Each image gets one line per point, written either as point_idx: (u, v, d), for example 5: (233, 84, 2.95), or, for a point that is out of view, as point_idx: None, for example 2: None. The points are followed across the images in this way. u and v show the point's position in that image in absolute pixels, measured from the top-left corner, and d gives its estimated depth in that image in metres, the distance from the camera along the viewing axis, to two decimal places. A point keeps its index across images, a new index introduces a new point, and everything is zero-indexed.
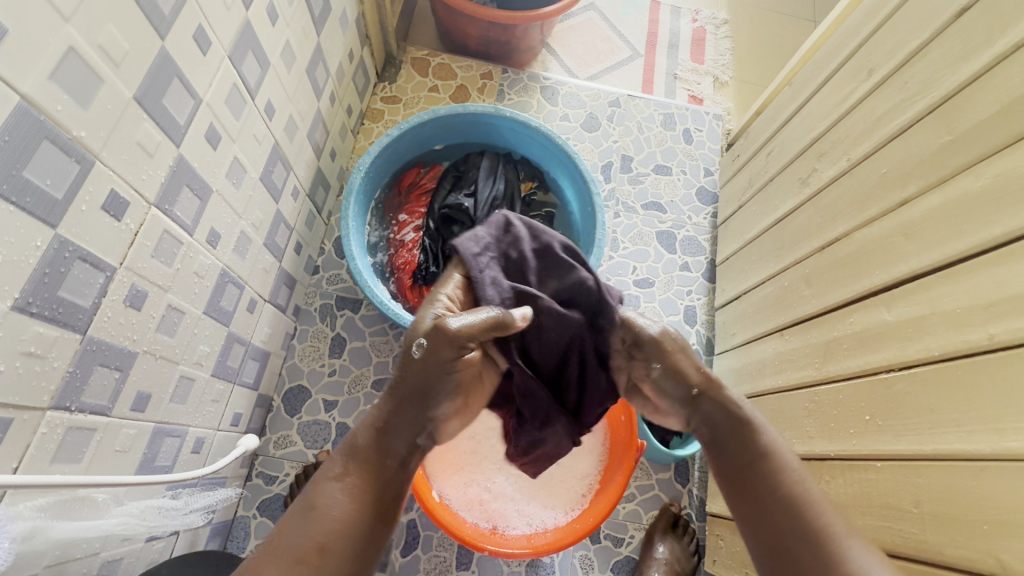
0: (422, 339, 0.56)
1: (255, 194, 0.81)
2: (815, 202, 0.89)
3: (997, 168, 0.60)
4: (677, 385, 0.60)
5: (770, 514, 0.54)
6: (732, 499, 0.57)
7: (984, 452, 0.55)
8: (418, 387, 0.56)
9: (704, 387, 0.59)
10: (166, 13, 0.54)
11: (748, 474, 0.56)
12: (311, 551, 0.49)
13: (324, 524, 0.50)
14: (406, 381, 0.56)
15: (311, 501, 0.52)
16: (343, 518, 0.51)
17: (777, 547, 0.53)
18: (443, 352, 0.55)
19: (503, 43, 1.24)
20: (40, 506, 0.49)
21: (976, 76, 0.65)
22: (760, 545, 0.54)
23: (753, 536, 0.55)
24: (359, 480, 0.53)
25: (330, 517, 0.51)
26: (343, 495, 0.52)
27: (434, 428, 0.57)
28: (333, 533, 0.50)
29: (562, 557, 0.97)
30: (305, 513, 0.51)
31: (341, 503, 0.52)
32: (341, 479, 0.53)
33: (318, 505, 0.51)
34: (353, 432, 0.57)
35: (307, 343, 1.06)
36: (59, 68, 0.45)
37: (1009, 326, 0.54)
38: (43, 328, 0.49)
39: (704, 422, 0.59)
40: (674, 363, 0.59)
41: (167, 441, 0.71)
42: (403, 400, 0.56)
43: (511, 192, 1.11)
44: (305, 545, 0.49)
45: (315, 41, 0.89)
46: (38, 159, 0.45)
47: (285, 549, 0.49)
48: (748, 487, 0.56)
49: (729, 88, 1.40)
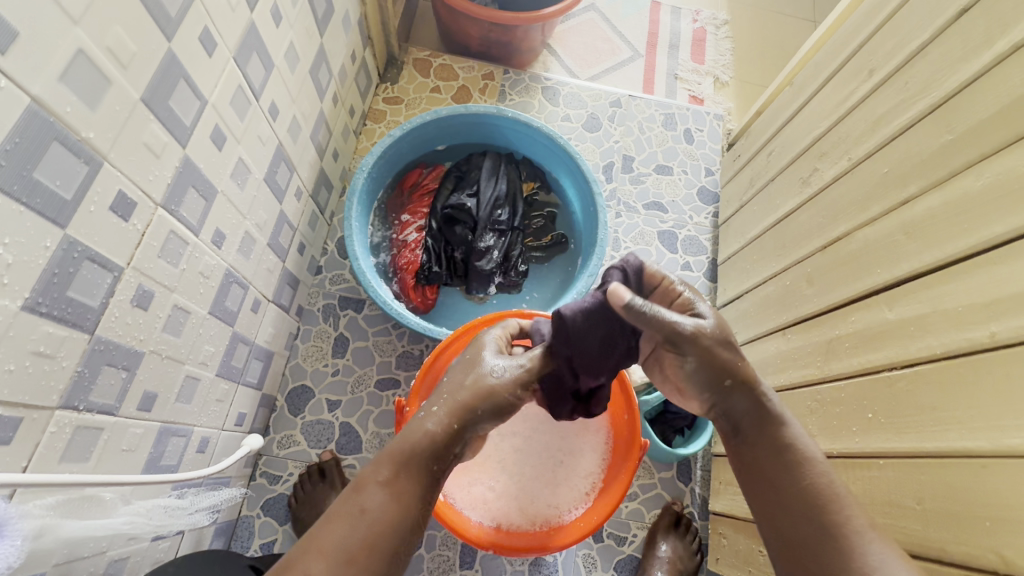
0: (496, 365, 0.62)
1: (260, 195, 0.81)
2: (816, 202, 0.90)
3: (998, 167, 0.60)
4: (711, 376, 0.58)
5: (783, 504, 0.55)
6: (748, 486, 0.58)
7: (986, 449, 0.55)
8: (484, 396, 0.59)
9: (737, 378, 0.58)
10: (172, 14, 0.54)
11: (765, 465, 0.57)
12: (360, 552, 0.50)
13: (371, 528, 0.51)
14: (474, 394, 0.59)
15: (356, 502, 0.52)
16: (390, 523, 0.52)
17: (790, 539, 0.54)
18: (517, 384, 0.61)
19: (504, 44, 1.24)
20: (49, 505, 0.49)
21: (976, 77, 0.66)
22: (771, 534, 0.56)
23: (768, 524, 0.56)
24: (407, 487, 0.54)
25: (378, 521, 0.51)
26: (391, 499, 0.53)
27: (473, 439, 0.59)
28: (382, 537, 0.51)
29: (565, 556, 0.98)
30: (351, 515, 0.51)
31: (389, 509, 0.52)
32: (390, 484, 0.53)
33: (367, 509, 0.52)
34: (403, 436, 0.56)
35: (311, 343, 1.06)
36: (68, 70, 0.45)
37: (1010, 324, 0.55)
38: (52, 327, 0.49)
39: (725, 412, 0.59)
40: (713, 355, 0.57)
41: (173, 440, 0.72)
42: (468, 404, 0.58)
43: (513, 192, 1.11)
44: (354, 548, 0.50)
45: (319, 42, 0.89)
46: (48, 159, 0.45)
47: (334, 551, 0.49)
48: (764, 477, 0.57)
49: (729, 88, 1.40)
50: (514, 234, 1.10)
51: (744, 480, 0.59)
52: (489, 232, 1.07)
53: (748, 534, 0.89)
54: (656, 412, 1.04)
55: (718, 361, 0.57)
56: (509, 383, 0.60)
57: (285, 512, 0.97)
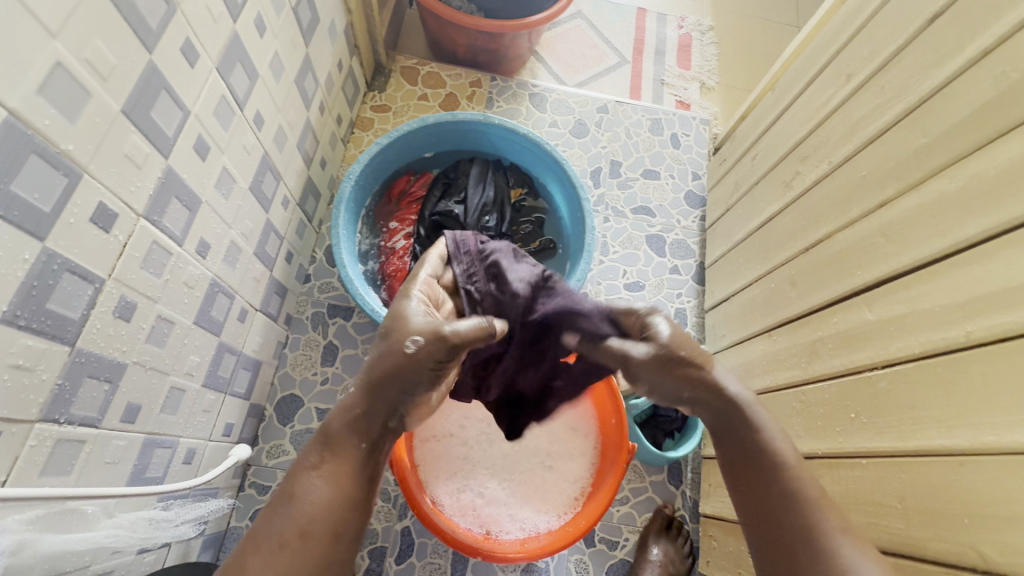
0: (413, 337, 0.54)
1: (246, 204, 0.81)
2: (799, 205, 0.91)
3: (969, 169, 0.61)
4: (675, 384, 0.57)
5: (769, 505, 0.54)
6: (736, 493, 0.57)
7: (964, 447, 0.56)
8: (398, 374, 0.53)
9: (699, 387, 0.57)
10: (153, 26, 0.54)
11: (751, 470, 0.56)
12: (296, 540, 0.50)
13: (302, 512, 0.51)
14: (394, 373, 0.53)
15: (289, 490, 0.52)
16: (321, 505, 0.52)
17: (765, 534, 0.53)
18: (427, 356, 0.53)
19: (492, 52, 1.25)
20: (29, 519, 0.49)
21: (947, 82, 0.67)
22: (762, 540, 0.54)
23: (755, 528, 0.54)
24: (337, 469, 0.53)
25: (309, 505, 0.51)
26: (320, 484, 0.52)
27: (410, 411, 0.56)
28: (317, 520, 0.51)
29: (557, 561, 0.98)
30: (283, 503, 0.52)
31: (319, 492, 0.52)
32: (318, 469, 0.53)
33: (298, 495, 0.52)
34: (326, 421, 0.56)
35: (299, 351, 1.06)
36: (47, 83, 0.45)
37: (984, 323, 0.56)
38: (31, 340, 0.49)
39: (703, 409, 0.58)
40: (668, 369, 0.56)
41: (158, 452, 0.71)
42: (380, 380, 0.54)
43: (500, 199, 1.12)
44: (286, 533, 0.50)
45: (304, 52, 0.90)
46: (25, 173, 0.45)
47: (268, 538, 0.50)
48: (752, 477, 0.55)
49: (715, 94, 1.42)
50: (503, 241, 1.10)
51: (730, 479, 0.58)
52: None
53: (737, 536, 0.90)
54: (646, 415, 1.04)
55: (675, 368, 0.56)
56: (427, 354, 0.53)
57: None
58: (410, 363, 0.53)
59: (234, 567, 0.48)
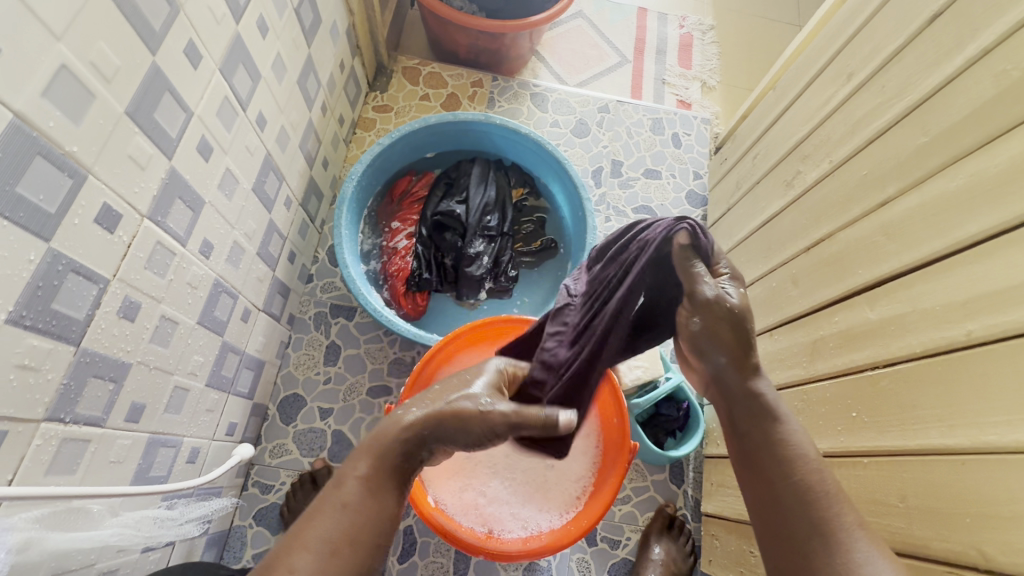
0: (483, 395, 0.56)
1: (249, 205, 0.81)
2: (799, 204, 0.91)
3: (970, 168, 0.61)
4: (715, 351, 0.58)
5: (776, 499, 0.53)
6: (745, 485, 0.57)
7: (965, 445, 0.56)
8: (471, 424, 0.53)
9: (734, 360, 0.58)
10: (156, 28, 0.55)
11: (761, 461, 0.55)
12: (345, 549, 0.47)
13: (354, 521, 0.48)
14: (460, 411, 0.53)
15: (334, 496, 0.49)
16: (371, 515, 0.49)
17: (773, 529, 0.53)
18: (498, 420, 0.54)
19: (493, 52, 1.25)
20: (34, 518, 0.49)
21: (948, 81, 0.67)
22: (770, 535, 0.53)
23: (761, 522, 0.54)
24: (388, 482, 0.51)
25: (357, 516, 0.49)
26: (371, 494, 0.50)
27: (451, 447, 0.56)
28: (364, 529, 0.49)
29: (559, 560, 0.98)
30: (329, 509, 0.49)
31: (370, 504, 0.50)
32: (370, 479, 0.51)
33: (347, 504, 0.49)
34: (375, 431, 0.53)
35: (302, 351, 1.06)
36: (51, 85, 0.45)
37: (985, 322, 0.56)
38: (37, 340, 0.49)
39: (728, 398, 0.59)
40: (718, 329, 0.56)
41: (162, 451, 0.72)
42: (447, 417, 0.53)
43: (502, 198, 1.12)
44: (337, 540, 0.47)
45: (306, 52, 0.90)
46: (31, 175, 0.45)
47: (316, 544, 0.46)
48: (759, 472, 0.55)
49: (716, 93, 1.42)
50: (504, 240, 1.10)
51: (740, 473, 0.58)
52: (478, 238, 1.07)
53: (739, 535, 0.90)
54: (648, 414, 1.04)
55: (728, 328, 0.56)
56: (489, 415, 0.54)
57: (277, 522, 0.97)
58: (482, 418, 0.54)
59: (279, 569, 0.45)
